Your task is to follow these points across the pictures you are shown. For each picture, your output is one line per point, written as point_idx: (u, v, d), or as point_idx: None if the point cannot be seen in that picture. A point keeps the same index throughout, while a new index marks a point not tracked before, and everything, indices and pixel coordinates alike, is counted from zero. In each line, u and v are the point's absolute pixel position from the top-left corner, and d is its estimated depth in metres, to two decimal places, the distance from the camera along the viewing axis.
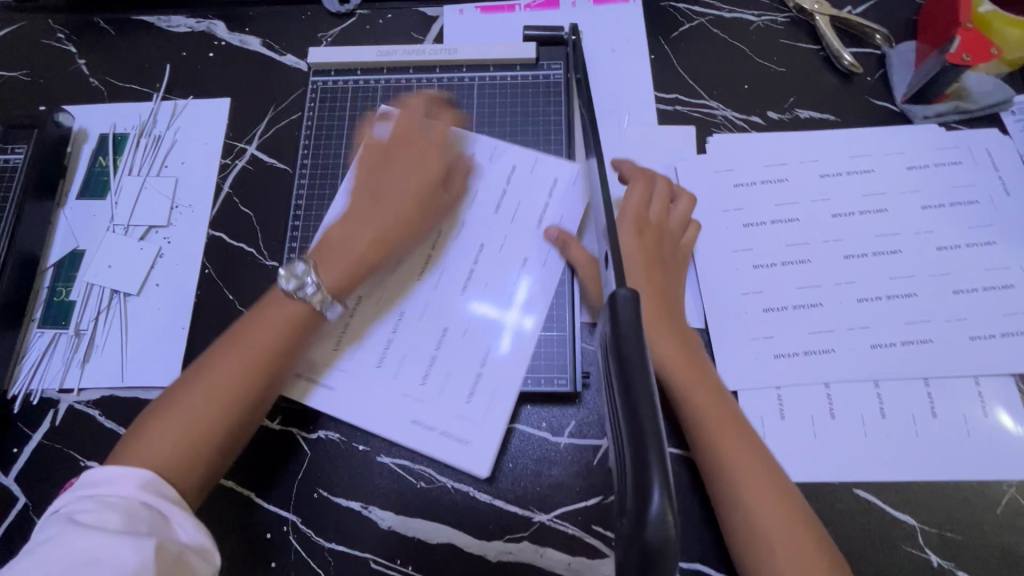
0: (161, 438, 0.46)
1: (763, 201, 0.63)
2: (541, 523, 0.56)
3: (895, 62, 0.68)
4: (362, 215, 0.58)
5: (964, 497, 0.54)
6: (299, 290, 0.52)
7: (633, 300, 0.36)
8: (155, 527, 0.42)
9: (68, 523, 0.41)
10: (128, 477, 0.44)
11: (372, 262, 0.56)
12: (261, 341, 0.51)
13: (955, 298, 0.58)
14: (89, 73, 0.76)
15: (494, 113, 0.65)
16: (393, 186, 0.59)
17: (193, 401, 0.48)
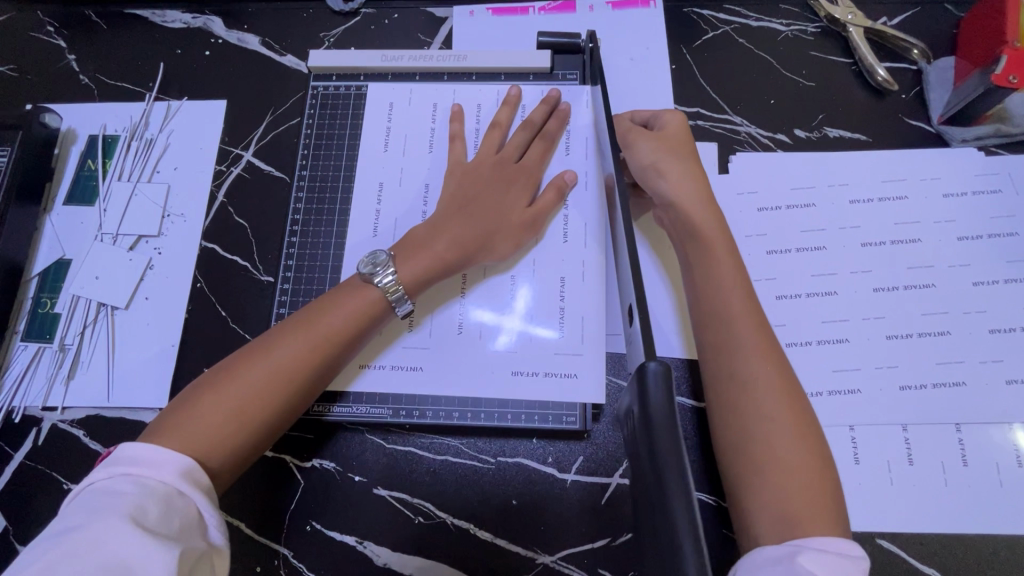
0: (213, 414, 0.43)
1: (788, 226, 0.59)
2: (545, 565, 0.53)
3: (933, 79, 0.64)
4: (449, 210, 0.55)
5: (993, 551, 0.51)
6: (375, 277, 0.50)
7: (665, 375, 0.33)
8: (188, 527, 0.38)
9: (101, 513, 0.36)
10: (168, 459, 0.40)
11: (466, 254, 0.53)
12: (333, 326, 0.48)
13: (991, 338, 0.55)
14: (79, 70, 0.72)
15: (516, 95, 0.62)
16: (478, 183, 0.57)
17: (254, 378, 0.45)
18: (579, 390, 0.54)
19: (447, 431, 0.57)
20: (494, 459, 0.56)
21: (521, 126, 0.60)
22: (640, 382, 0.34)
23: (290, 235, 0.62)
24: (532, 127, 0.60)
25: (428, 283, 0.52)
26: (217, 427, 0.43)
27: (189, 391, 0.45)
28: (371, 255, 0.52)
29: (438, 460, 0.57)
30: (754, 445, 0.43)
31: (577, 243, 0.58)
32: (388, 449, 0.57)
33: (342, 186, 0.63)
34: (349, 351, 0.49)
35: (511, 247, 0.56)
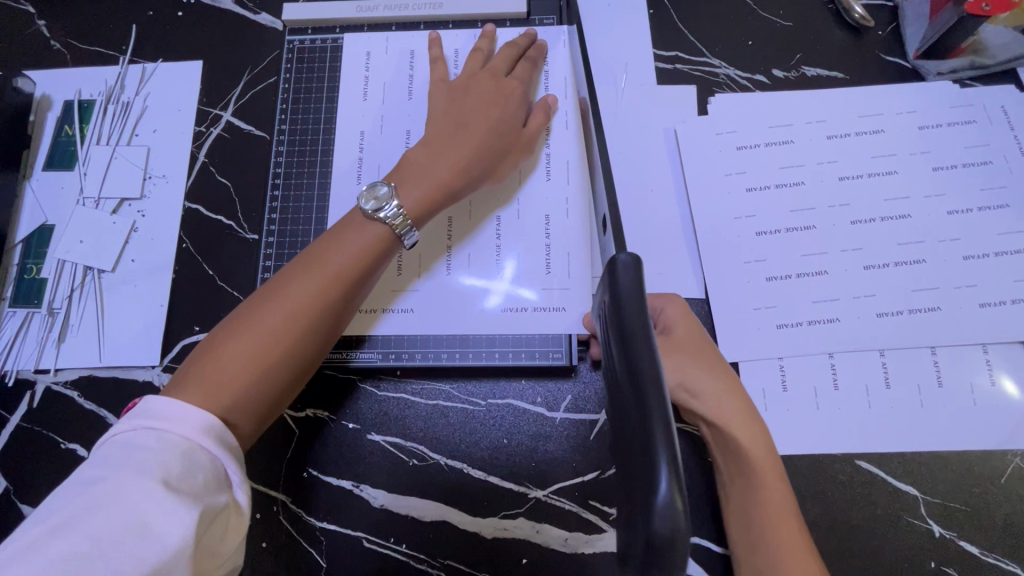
0: (235, 362, 0.44)
1: (767, 164, 0.60)
2: (537, 499, 0.55)
3: (909, 14, 0.64)
4: (444, 135, 0.55)
5: (967, 467, 0.53)
6: (381, 212, 0.50)
7: (631, 262, 0.35)
8: (210, 482, 0.39)
9: (125, 467, 0.36)
10: (187, 415, 0.40)
11: (466, 179, 0.54)
12: (346, 273, 0.48)
13: (965, 265, 0.56)
14: (50, 36, 0.71)
15: (493, 29, 0.62)
16: (472, 106, 0.56)
17: (269, 323, 0.45)
18: (569, 321, 0.57)
19: (437, 376, 0.58)
20: (484, 401, 0.57)
21: (505, 49, 0.60)
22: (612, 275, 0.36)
23: (274, 190, 0.62)
24: (516, 52, 0.61)
25: (432, 212, 0.53)
26: (241, 373, 0.44)
27: (207, 342, 0.45)
28: (371, 189, 0.51)
29: (430, 404, 0.58)
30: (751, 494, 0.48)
31: (560, 177, 0.60)
32: (379, 395, 0.58)
33: (321, 140, 0.63)
34: (361, 288, 0.50)
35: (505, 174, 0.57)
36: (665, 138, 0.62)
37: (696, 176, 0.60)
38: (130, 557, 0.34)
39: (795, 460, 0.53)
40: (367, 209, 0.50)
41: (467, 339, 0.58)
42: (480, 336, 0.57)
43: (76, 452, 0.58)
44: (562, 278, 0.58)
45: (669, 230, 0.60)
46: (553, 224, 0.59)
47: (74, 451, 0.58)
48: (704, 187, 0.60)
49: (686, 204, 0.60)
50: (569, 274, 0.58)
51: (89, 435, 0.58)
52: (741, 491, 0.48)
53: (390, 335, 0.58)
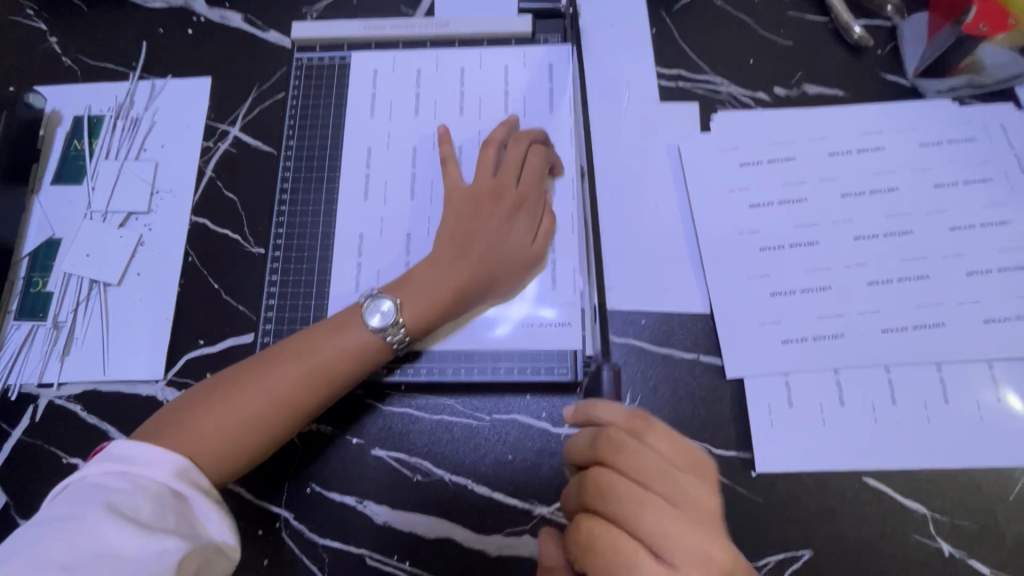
0: (203, 432, 0.47)
1: (770, 180, 0.61)
2: (542, 516, 0.54)
3: (908, 33, 0.65)
4: (447, 248, 0.56)
5: (976, 484, 0.53)
6: (388, 335, 0.53)
7: None
8: (183, 518, 0.41)
9: (97, 506, 0.39)
10: (158, 461, 0.43)
11: (468, 294, 0.55)
12: (337, 366, 0.51)
13: (968, 281, 0.56)
14: (61, 52, 0.72)
15: (516, 120, 0.61)
16: (481, 213, 0.57)
17: (249, 403, 0.49)
18: (573, 336, 0.57)
19: (441, 391, 0.58)
20: (489, 417, 0.57)
21: (513, 142, 0.59)
22: None
23: (280, 204, 0.63)
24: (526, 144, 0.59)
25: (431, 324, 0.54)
26: (212, 445, 0.47)
27: (189, 401, 0.49)
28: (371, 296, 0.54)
29: (434, 420, 0.57)
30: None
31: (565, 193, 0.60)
32: (384, 410, 0.58)
33: (329, 154, 0.63)
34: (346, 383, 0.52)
35: (510, 288, 0.57)
36: (668, 155, 0.63)
37: (700, 192, 0.61)
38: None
39: (803, 476, 0.53)
40: (367, 321, 0.53)
41: (472, 353, 0.57)
42: (486, 350, 0.57)
43: (77, 467, 0.57)
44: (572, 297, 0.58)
45: (674, 246, 0.60)
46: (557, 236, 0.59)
47: (75, 465, 0.58)
48: (708, 203, 0.60)
49: (689, 221, 0.61)
50: (575, 290, 0.58)
51: (91, 449, 0.58)
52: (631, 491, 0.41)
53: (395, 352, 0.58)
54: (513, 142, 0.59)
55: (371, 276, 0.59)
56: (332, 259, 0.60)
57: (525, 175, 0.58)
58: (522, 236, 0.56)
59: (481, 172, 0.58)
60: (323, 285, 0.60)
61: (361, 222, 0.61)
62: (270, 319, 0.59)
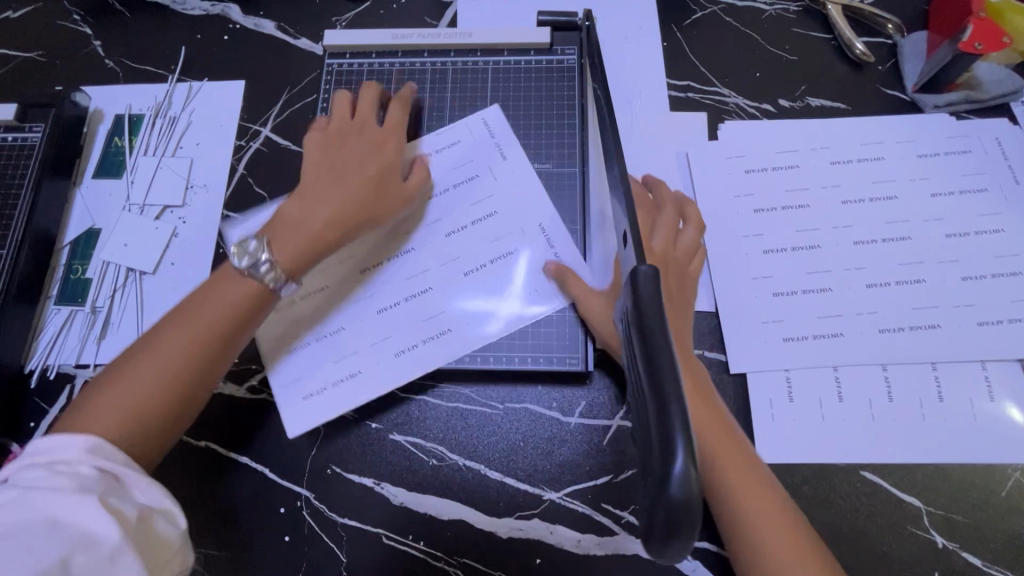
0: (103, 413, 0.47)
1: (774, 187, 0.64)
2: (552, 501, 0.57)
3: (907, 51, 0.69)
4: (325, 191, 0.57)
5: (968, 479, 0.55)
6: (255, 269, 0.53)
7: (653, 273, 0.36)
8: (109, 488, 0.43)
9: (17, 489, 0.41)
10: (71, 444, 0.45)
11: (337, 232, 0.56)
12: (207, 321, 0.51)
13: (963, 285, 0.59)
14: (105, 55, 0.76)
15: (408, 91, 0.65)
16: (347, 151, 0.59)
17: (141, 376, 0.49)
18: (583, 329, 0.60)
19: (456, 380, 0.61)
20: (501, 405, 0.60)
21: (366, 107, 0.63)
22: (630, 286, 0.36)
23: None
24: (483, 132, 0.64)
25: (304, 262, 0.55)
26: (112, 422, 0.47)
27: (100, 378, 0.50)
28: (243, 245, 0.54)
29: (449, 407, 0.60)
30: (740, 501, 0.45)
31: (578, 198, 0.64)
32: (402, 397, 0.61)
33: None
34: (233, 340, 0.52)
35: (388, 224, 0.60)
36: (677, 161, 0.66)
37: (707, 197, 0.64)
38: (49, 551, 0.39)
39: (802, 468, 0.56)
40: (236, 265, 0.53)
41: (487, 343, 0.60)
42: (501, 341, 0.60)
43: None
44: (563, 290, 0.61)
45: None
46: (550, 232, 0.62)
47: None
48: (715, 207, 0.63)
49: None
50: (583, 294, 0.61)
51: None
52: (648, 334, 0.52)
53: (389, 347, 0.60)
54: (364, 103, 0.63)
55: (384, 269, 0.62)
56: None
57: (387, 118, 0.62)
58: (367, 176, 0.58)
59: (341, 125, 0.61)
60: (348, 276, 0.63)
61: None
62: None
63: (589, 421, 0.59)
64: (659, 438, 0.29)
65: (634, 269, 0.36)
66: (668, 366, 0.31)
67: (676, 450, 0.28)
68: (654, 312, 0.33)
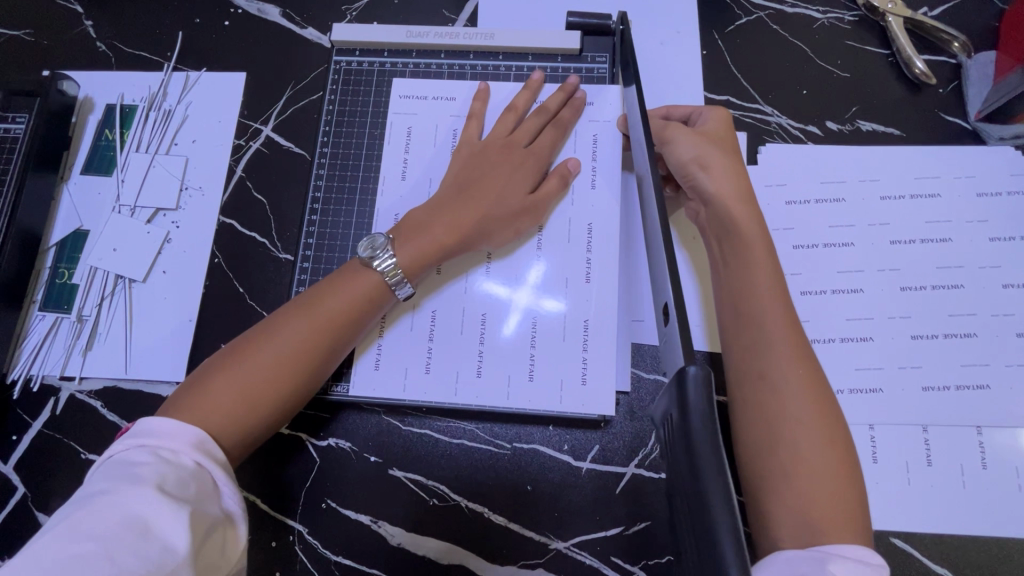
0: (223, 395, 0.44)
1: (816, 221, 0.58)
2: (558, 551, 0.53)
3: (972, 74, 0.62)
4: (446, 196, 0.55)
5: (1007, 554, 0.51)
6: (375, 261, 0.51)
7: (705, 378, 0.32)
8: (204, 492, 0.40)
9: (123, 479, 0.37)
10: (178, 435, 0.41)
11: (469, 239, 0.54)
12: (336, 307, 0.49)
13: (1018, 342, 0.54)
14: (97, 37, 0.70)
15: (540, 80, 0.61)
16: (482, 163, 0.56)
17: (267, 360, 0.46)
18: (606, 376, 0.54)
19: (462, 415, 0.57)
20: (510, 445, 0.56)
21: (536, 112, 0.59)
22: (678, 386, 0.33)
23: (311, 213, 0.61)
24: (547, 116, 0.59)
25: (424, 268, 0.52)
26: (230, 407, 0.44)
27: (211, 364, 0.47)
28: (369, 239, 0.52)
29: (454, 443, 0.57)
30: (777, 397, 0.44)
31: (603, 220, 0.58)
32: (405, 431, 0.57)
33: (363, 165, 0.62)
34: (351, 332, 0.50)
35: (508, 235, 0.56)
36: None
37: None
38: (135, 559, 0.34)
39: None
40: (372, 263, 0.51)
41: None
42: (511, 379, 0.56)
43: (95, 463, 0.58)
44: (580, 296, 0.56)
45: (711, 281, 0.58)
46: (594, 241, 0.57)
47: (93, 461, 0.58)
48: None
49: None
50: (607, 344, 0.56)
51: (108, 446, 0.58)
52: (734, 266, 0.49)
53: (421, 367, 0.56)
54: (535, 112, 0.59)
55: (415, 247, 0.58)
56: None
57: (527, 123, 0.59)
58: (523, 193, 0.56)
59: (494, 133, 0.58)
60: None
61: (399, 203, 0.60)
62: None
63: (602, 466, 0.55)
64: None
65: (682, 370, 0.33)
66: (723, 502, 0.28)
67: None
68: (703, 426, 0.31)
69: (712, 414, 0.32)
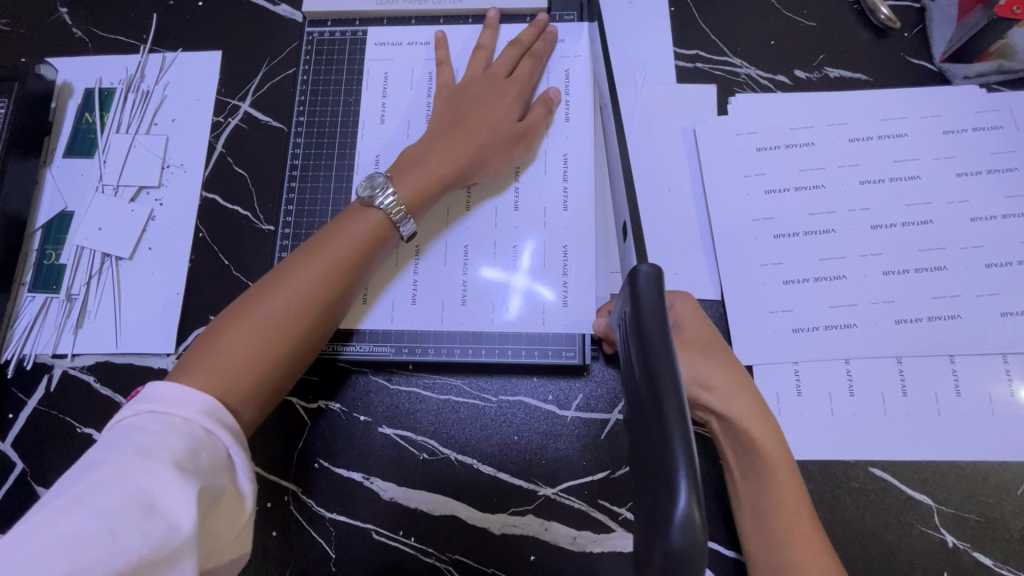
0: (237, 350, 0.45)
1: (787, 166, 0.59)
2: (546, 497, 0.55)
3: (936, 16, 0.63)
4: (437, 135, 0.57)
5: (984, 477, 0.52)
6: (376, 199, 0.52)
7: (655, 274, 0.35)
8: (214, 465, 0.39)
9: (131, 449, 0.37)
10: (188, 400, 0.41)
11: (465, 173, 0.56)
12: (335, 259, 0.50)
13: (987, 273, 0.55)
14: (72, 24, 0.71)
15: (496, 18, 0.63)
16: (466, 99, 0.58)
17: (273, 307, 0.47)
18: (583, 323, 0.57)
19: (448, 371, 0.58)
20: (496, 398, 0.57)
21: (509, 46, 0.61)
22: (632, 287, 0.36)
23: (289, 180, 0.62)
24: (521, 48, 0.61)
25: (423, 201, 0.54)
26: (243, 360, 0.45)
27: (217, 322, 0.47)
28: (368, 179, 0.53)
29: (441, 399, 0.58)
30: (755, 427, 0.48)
31: (577, 176, 0.60)
32: (392, 388, 0.58)
33: (339, 131, 0.63)
34: (352, 281, 0.51)
35: (503, 163, 0.58)
36: (684, 138, 0.62)
37: (714, 176, 0.60)
38: (139, 535, 0.35)
39: (810, 466, 0.53)
40: (376, 202, 0.52)
41: (479, 336, 0.58)
42: (493, 333, 0.57)
43: (91, 436, 0.59)
44: (555, 246, 0.59)
45: (686, 229, 0.59)
46: (570, 196, 0.60)
47: (89, 434, 0.59)
48: (722, 187, 0.59)
49: (702, 205, 0.60)
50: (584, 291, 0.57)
51: (103, 419, 0.59)
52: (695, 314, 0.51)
53: (405, 328, 0.58)
54: (510, 45, 0.61)
55: None
56: None
57: (506, 61, 0.60)
58: (513, 121, 0.58)
59: (471, 71, 0.60)
60: None
61: (378, 145, 0.62)
62: None
63: (586, 413, 0.56)
64: (662, 477, 0.27)
65: (635, 270, 0.36)
66: (672, 393, 0.29)
67: (678, 488, 0.26)
68: (656, 321, 0.33)
69: (664, 310, 0.34)
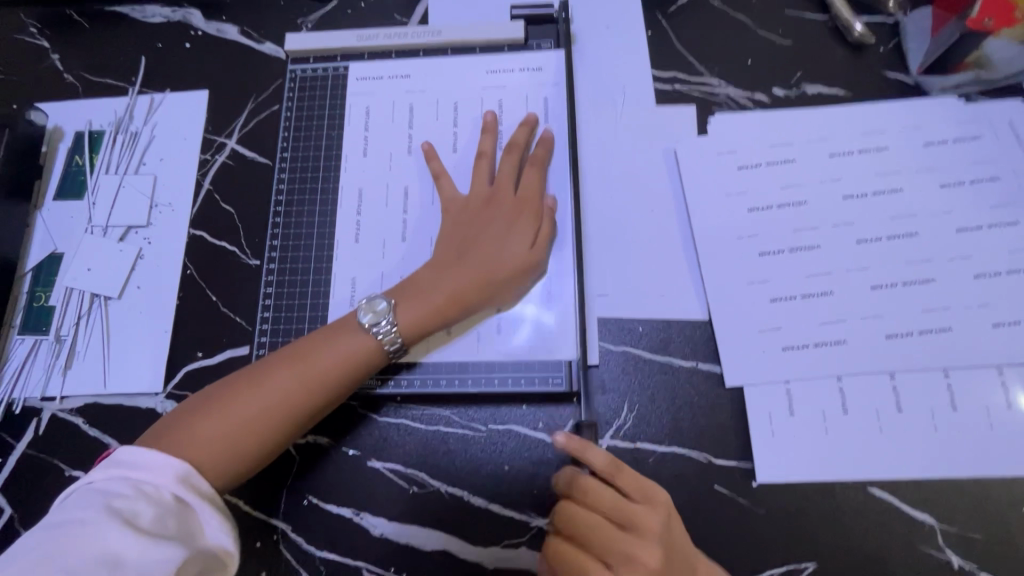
0: (208, 438, 0.46)
1: (769, 184, 0.59)
2: (539, 528, 0.54)
3: (911, 29, 0.64)
4: (442, 256, 0.56)
5: (987, 494, 0.51)
6: (376, 328, 0.52)
7: None
8: (185, 526, 0.40)
9: (100, 509, 0.38)
10: (154, 469, 0.42)
11: (469, 304, 0.54)
12: (325, 367, 0.50)
13: (977, 284, 0.54)
14: (63, 69, 0.73)
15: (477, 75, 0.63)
16: (473, 220, 0.57)
17: (257, 403, 0.48)
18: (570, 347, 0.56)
19: (436, 402, 0.58)
20: (484, 427, 0.57)
21: (507, 153, 0.60)
22: None
23: (275, 214, 0.63)
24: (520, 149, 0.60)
25: (425, 331, 0.53)
26: (211, 451, 0.45)
27: (204, 397, 0.49)
28: (371, 303, 0.53)
29: (430, 430, 0.57)
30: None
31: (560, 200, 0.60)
32: (380, 421, 0.57)
33: (323, 164, 0.64)
34: (336, 393, 0.51)
35: (509, 294, 0.56)
36: (665, 159, 0.62)
37: (696, 197, 0.60)
38: None
39: (806, 488, 0.52)
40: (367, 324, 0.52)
41: (466, 365, 0.57)
42: (480, 362, 0.57)
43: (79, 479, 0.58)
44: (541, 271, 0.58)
45: (670, 250, 0.59)
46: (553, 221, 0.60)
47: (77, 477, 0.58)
48: (705, 207, 0.59)
49: (686, 225, 0.59)
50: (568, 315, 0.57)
51: (92, 461, 0.59)
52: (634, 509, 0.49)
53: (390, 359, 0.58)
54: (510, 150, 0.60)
55: (370, 217, 0.61)
56: (326, 254, 0.61)
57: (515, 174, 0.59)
58: (522, 246, 0.56)
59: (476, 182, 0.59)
60: (318, 286, 0.60)
61: (361, 176, 0.63)
62: (265, 330, 0.60)
63: None
64: None
65: None
66: None
67: None
68: None
69: None
